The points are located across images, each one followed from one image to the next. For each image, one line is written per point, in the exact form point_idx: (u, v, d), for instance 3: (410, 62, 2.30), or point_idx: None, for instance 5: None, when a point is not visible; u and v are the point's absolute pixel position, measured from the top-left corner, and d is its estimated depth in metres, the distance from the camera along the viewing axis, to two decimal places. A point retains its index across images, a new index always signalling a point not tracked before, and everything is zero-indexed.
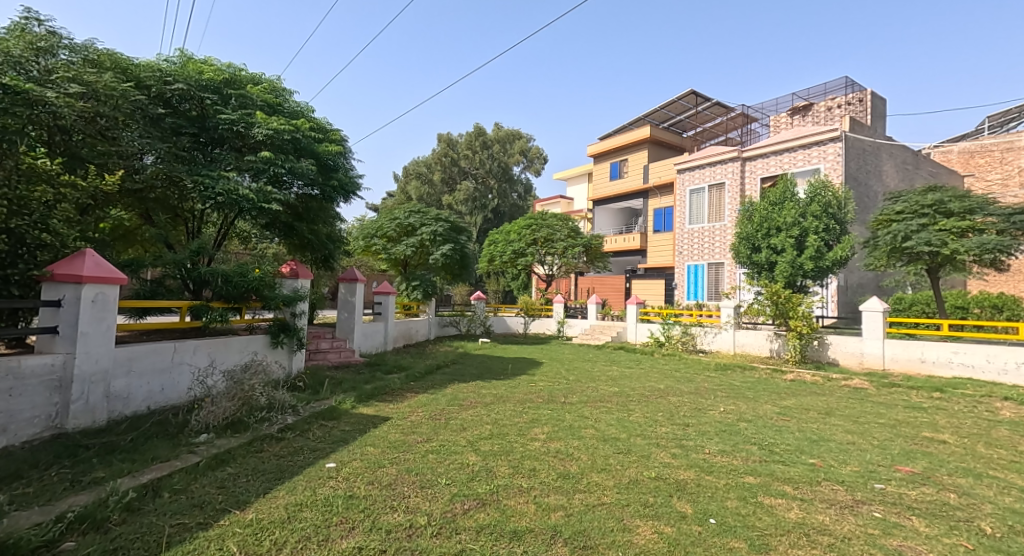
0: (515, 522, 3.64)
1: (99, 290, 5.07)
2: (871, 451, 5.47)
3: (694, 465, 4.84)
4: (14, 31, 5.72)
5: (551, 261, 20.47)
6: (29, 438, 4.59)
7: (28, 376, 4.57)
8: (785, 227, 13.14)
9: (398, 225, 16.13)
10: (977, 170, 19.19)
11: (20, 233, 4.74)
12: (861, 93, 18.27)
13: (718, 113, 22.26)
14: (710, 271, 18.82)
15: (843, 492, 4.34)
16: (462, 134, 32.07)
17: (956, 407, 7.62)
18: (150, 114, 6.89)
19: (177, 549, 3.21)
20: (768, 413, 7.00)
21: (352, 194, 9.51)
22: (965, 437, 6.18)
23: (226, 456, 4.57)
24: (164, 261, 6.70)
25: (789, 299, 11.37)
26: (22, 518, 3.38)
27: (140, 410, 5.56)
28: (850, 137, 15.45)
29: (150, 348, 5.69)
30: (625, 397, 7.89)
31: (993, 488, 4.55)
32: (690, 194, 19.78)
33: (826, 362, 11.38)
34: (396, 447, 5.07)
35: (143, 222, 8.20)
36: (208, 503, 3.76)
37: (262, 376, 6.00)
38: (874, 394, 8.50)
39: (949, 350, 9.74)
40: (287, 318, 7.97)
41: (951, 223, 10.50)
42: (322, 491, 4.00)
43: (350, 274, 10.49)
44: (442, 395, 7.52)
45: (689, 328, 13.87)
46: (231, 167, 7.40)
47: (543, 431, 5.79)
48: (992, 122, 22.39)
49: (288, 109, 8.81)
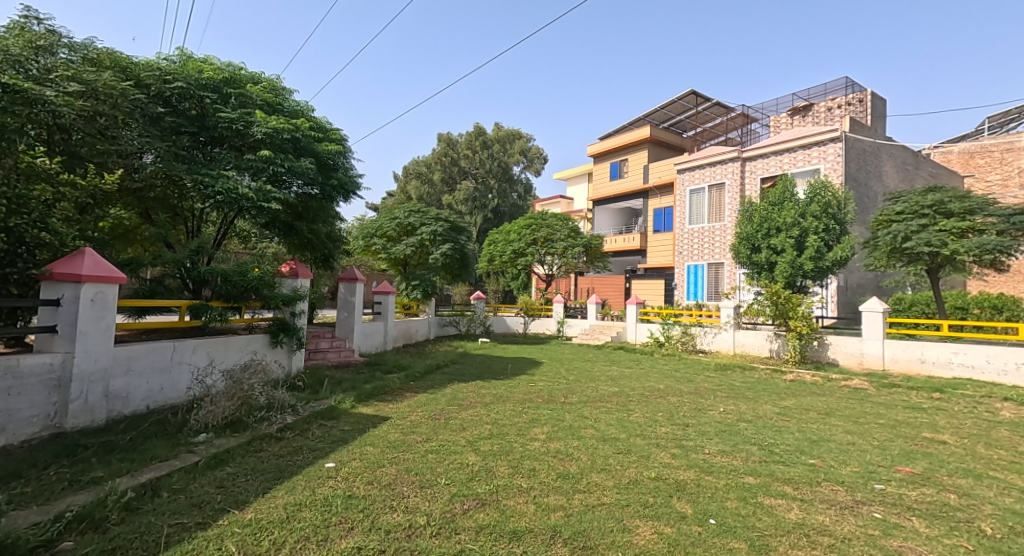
0: (515, 522, 3.63)
1: (98, 289, 5.04)
2: (871, 452, 5.45)
3: (694, 465, 4.84)
4: (13, 28, 5.69)
5: (551, 260, 20.44)
6: (28, 438, 4.58)
7: (27, 376, 4.56)
8: (785, 227, 13.14)
9: (397, 225, 16.09)
10: (977, 171, 19.18)
11: (20, 231, 4.78)
12: (861, 93, 18.26)
13: (718, 113, 22.26)
14: (709, 271, 18.81)
15: (843, 492, 4.34)
16: (462, 134, 31.99)
17: (956, 408, 7.64)
18: (150, 113, 6.87)
19: (176, 549, 3.20)
20: (769, 413, 7.00)
21: (351, 193, 9.46)
22: (966, 437, 6.19)
23: (226, 456, 4.56)
24: (164, 260, 6.67)
25: (789, 299, 11.38)
26: (20, 518, 3.36)
27: (139, 409, 5.55)
28: (851, 138, 15.42)
29: (149, 348, 5.69)
30: (625, 396, 7.89)
31: (993, 488, 4.54)
32: (691, 194, 19.73)
33: (826, 362, 11.38)
34: (395, 447, 5.05)
35: (142, 221, 8.18)
36: (207, 502, 3.75)
37: (261, 376, 5.98)
38: (874, 394, 8.51)
39: (948, 350, 9.73)
40: (287, 318, 7.98)
41: (951, 223, 10.50)
42: (322, 491, 3.99)
43: (349, 273, 10.45)
44: (442, 395, 7.50)
45: (689, 328, 13.88)
46: (231, 166, 7.38)
47: (543, 431, 5.77)
48: (993, 122, 22.36)
49: (288, 108, 8.79)
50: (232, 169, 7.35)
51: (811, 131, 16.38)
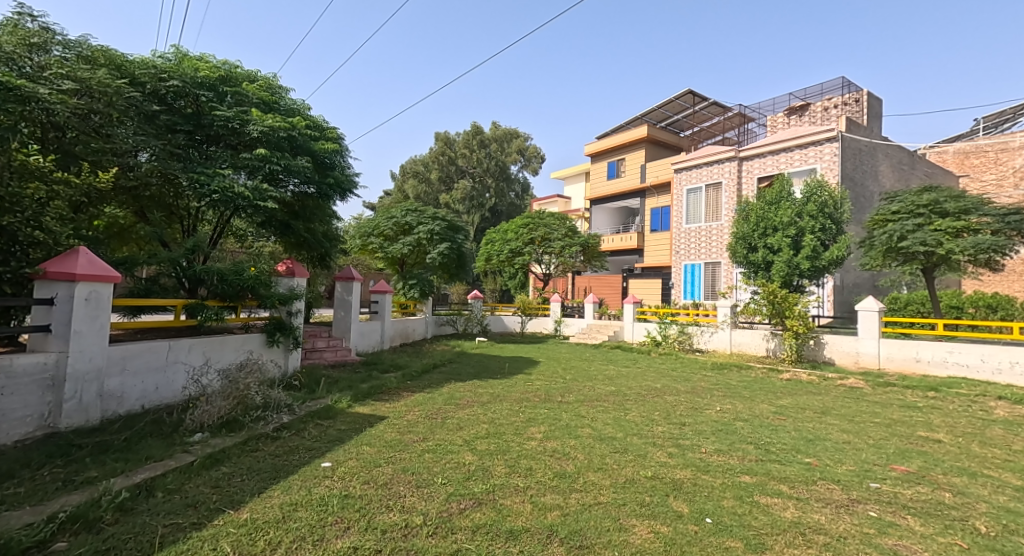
0: (512, 521, 3.63)
1: (93, 288, 5.01)
2: (866, 451, 5.45)
3: (691, 465, 4.83)
4: (5, 25, 5.64)
5: (548, 260, 20.43)
6: (21, 438, 4.55)
7: (21, 376, 4.54)
8: (782, 227, 13.16)
9: (395, 224, 16.05)
10: (972, 171, 19.24)
11: (13, 230, 4.74)
12: (858, 93, 18.30)
13: (715, 113, 22.30)
14: (706, 270, 18.82)
15: (839, 491, 4.34)
16: (459, 133, 31.96)
17: (950, 407, 7.62)
18: (145, 111, 6.83)
19: (170, 549, 3.19)
20: (765, 413, 6.99)
21: (348, 192, 9.46)
22: (960, 436, 6.19)
23: (222, 456, 4.54)
24: (159, 260, 6.63)
25: (785, 298, 11.42)
26: (13, 518, 3.35)
27: (134, 409, 5.52)
28: (848, 138, 15.45)
29: (144, 347, 5.66)
30: (622, 396, 7.88)
31: (988, 487, 4.55)
32: (688, 193, 19.72)
33: (822, 362, 11.40)
34: (392, 447, 5.04)
35: (137, 220, 8.16)
36: (203, 503, 3.73)
37: (257, 375, 5.96)
38: (870, 394, 8.52)
39: (943, 349, 9.75)
40: (283, 317, 7.96)
41: (946, 223, 10.55)
42: (318, 491, 3.98)
43: (347, 272, 10.43)
44: (438, 395, 7.48)
45: (686, 327, 13.92)
46: (227, 165, 7.36)
47: (539, 431, 5.75)
48: (987, 122, 22.46)
49: (284, 106, 8.74)
50: (228, 168, 7.33)
51: (807, 131, 16.42)
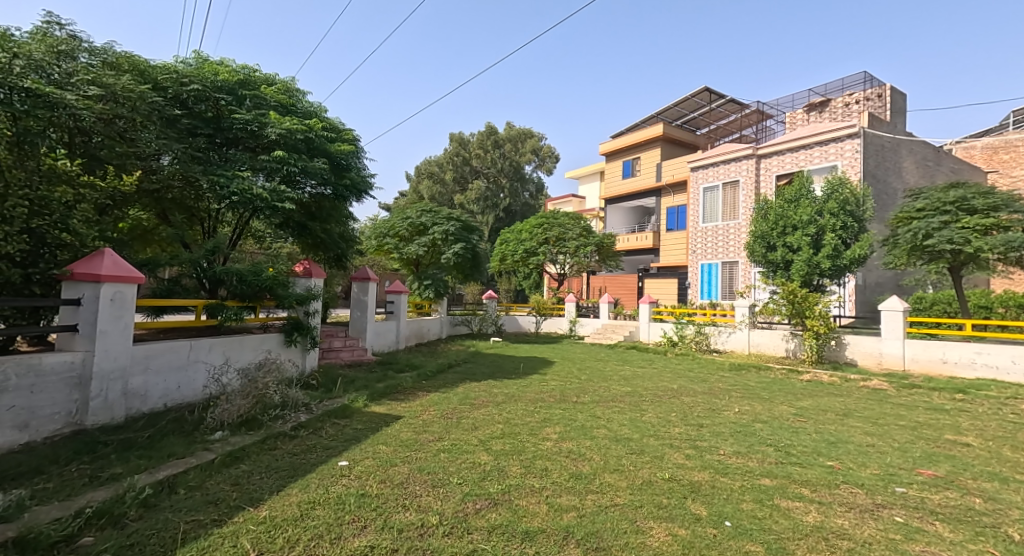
0: (527, 522, 3.62)
1: (118, 289, 5.12)
2: (891, 454, 5.34)
3: (709, 467, 4.77)
4: (35, 33, 5.80)
5: (563, 260, 20.36)
6: (50, 435, 4.65)
7: (49, 374, 4.63)
8: (801, 225, 12.95)
9: (410, 225, 16.10)
10: (1001, 166, 18.74)
11: (41, 232, 4.82)
12: (880, 89, 17.90)
13: (732, 110, 22.08)
14: (724, 270, 18.60)
15: (863, 495, 4.25)
16: (474, 133, 32.06)
17: (979, 410, 7.44)
18: (167, 115, 6.96)
19: (192, 545, 3.22)
20: (785, 414, 6.88)
21: (364, 194, 9.53)
22: (991, 439, 6.02)
23: (240, 454, 4.60)
24: (180, 260, 6.75)
25: (805, 298, 11.23)
26: (42, 513, 3.42)
27: (157, 407, 5.64)
28: (870, 134, 15.15)
29: (166, 347, 5.75)
30: (638, 397, 7.81)
31: (1020, 492, 4.42)
32: (705, 192, 19.51)
33: (844, 362, 11.19)
34: (407, 446, 5.06)
35: (159, 221, 8.32)
36: (222, 500, 3.78)
37: (275, 375, 6.03)
38: (894, 395, 8.34)
39: (971, 350, 9.52)
40: (300, 318, 8.03)
41: (974, 221, 10.25)
42: (335, 490, 4.01)
43: (363, 272, 10.49)
44: (454, 395, 7.48)
45: (703, 328, 13.75)
46: (246, 167, 7.44)
47: (555, 431, 5.73)
48: (1017, 117, 21.87)
49: (301, 109, 8.88)
50: (247, 170, 7.42)
51: (828, 127, 16.15)
